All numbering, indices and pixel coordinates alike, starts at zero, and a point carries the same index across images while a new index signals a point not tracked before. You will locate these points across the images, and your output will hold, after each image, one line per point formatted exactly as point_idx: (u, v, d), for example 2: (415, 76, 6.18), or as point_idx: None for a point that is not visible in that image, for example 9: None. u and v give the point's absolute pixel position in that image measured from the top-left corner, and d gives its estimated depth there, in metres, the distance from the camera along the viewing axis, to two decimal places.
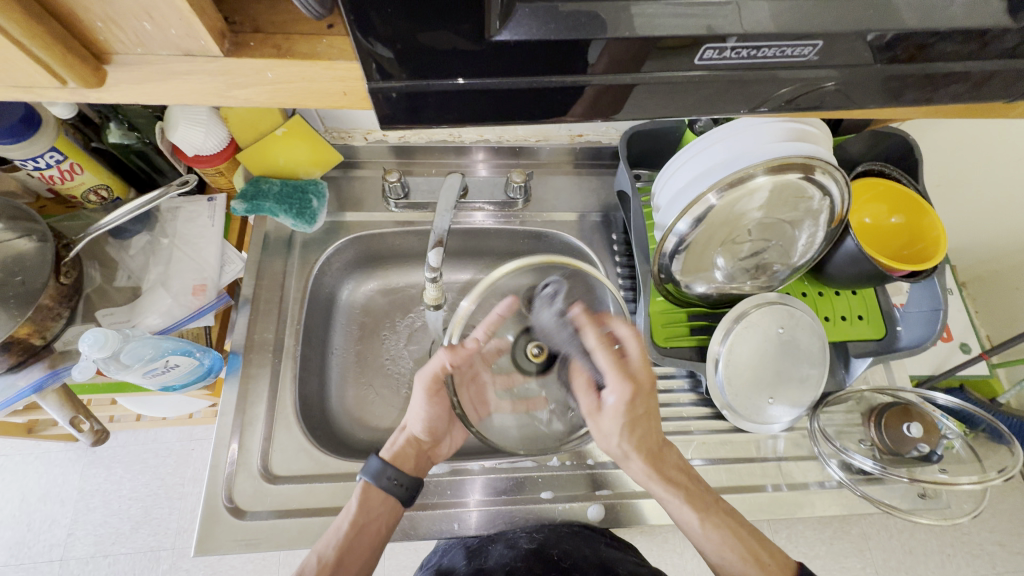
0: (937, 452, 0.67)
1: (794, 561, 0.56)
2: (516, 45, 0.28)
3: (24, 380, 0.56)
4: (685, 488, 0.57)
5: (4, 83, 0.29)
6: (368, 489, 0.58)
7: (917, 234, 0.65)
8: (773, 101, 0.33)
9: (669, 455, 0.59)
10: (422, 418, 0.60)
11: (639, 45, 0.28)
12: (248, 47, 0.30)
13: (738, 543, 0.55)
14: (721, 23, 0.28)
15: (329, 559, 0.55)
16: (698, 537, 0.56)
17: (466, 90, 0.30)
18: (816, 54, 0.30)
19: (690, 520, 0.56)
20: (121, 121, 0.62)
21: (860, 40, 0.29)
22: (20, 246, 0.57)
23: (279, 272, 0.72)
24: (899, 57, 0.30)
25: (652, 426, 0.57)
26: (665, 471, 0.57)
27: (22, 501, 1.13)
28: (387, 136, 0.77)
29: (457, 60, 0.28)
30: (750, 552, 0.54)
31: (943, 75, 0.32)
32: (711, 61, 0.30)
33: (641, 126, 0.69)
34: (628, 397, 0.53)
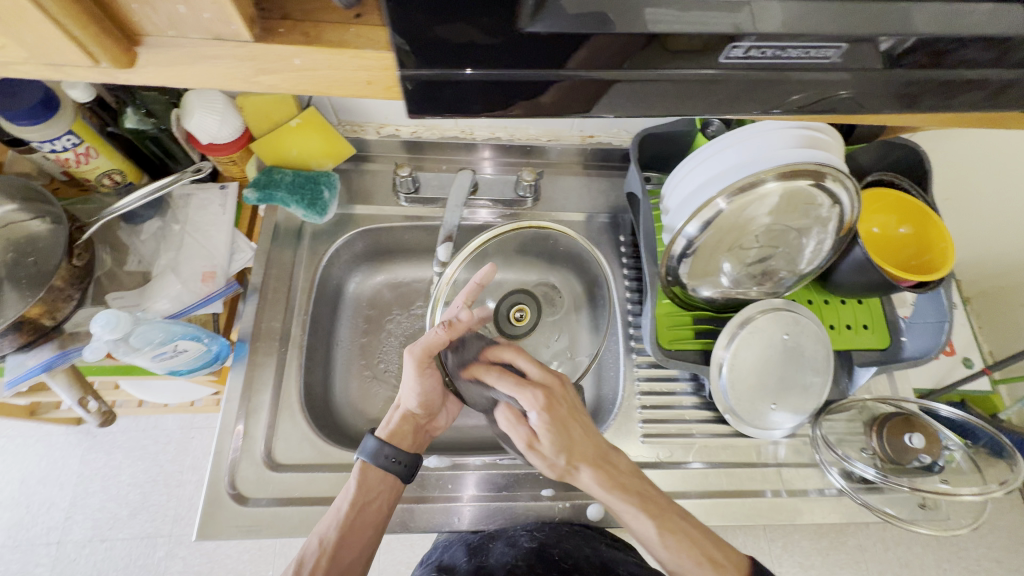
0: (938, 463, 0.67)
1: (743, 555, 0.56)
2: (545, 37, 0.28)
3: (34, 359, 0.57)
4: (639, 494, 0.56)
5: (35, 62, 0.30)
6: (367, 468, 0.58)
7: (925, 244, 0.65)
8: (791, 103, 0.34)
9: (616, 460, 0.58)
10: (415, 393, 0.60)
11: (663, 41, 0.29)
12: (276, 33, 0.31)
13: (694, 549, 0.54)
14: (746, 23, 0.28)
15: (331, 542, 0.55)
16: (656, 548, 0.54)
17: (489, 83, 0.30)
18: (838, 57, 0.30)
19: (648, 529, 0.54)
20: (139, 106, 0.63)
21: (883, 43, 0.29)
22: (34, 227, 0.62)
23: (288, 262, 0.73)
24: (921, 62, 0.31)
25: (589, 433, 0.57)
26: (617, 481, 0.56)
27: (21, 483, 1.13)
28: (400, 130, 0.78)
29: (482, 53, 0.29)
30: (706, 556, 0.54)
31: (963, 82, 0.32)
32: (734, 60, 0.30)
33: (653, 128, 0.69)
34: (543, 406, 0.54)
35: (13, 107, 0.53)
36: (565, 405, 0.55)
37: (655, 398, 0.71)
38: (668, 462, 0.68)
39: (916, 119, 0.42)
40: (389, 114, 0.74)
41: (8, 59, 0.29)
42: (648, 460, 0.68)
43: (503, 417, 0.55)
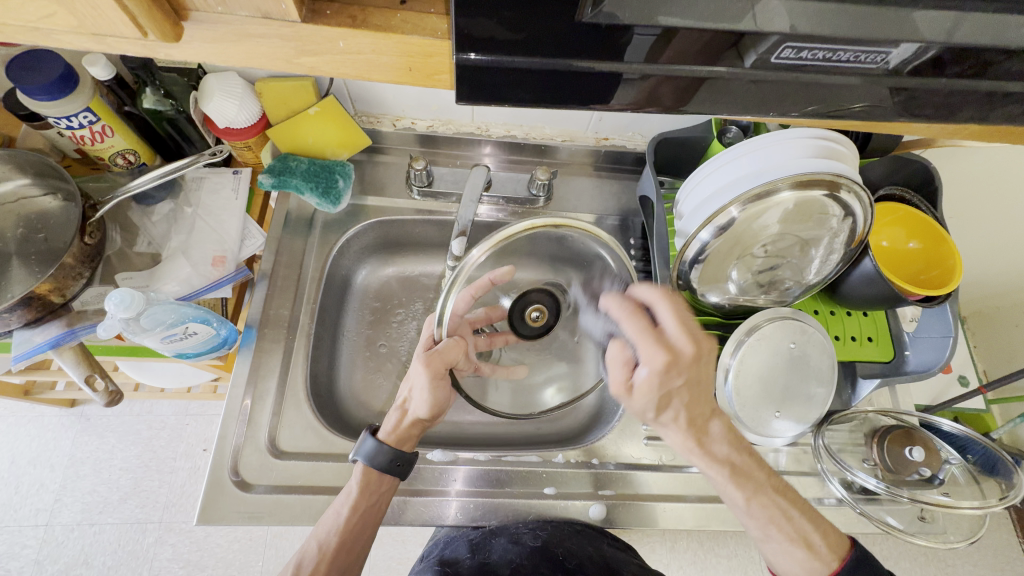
0: (938, 476, 0.67)
1: (844, 537, 0.53)
2: (599, 28, 0.28)
3: (41, 336, 0.56)
4: (731, 464, 0.54)
5: (79, 30, 0.29)
6: (369, 471, 0.57)
7: (934, 260, 0.66)
8: (828, 105, 0.34)
9: (714, 428, 0.55)
10: (424, 402, 0.59)
11: (709, 37, 0.29)
12: (323, 15, 0.32)
13: (788, 525, 0.53)
14: (800, 22, 0.29)
15: (331, 545, 0.55)
16: (740, 511, 0.54)
17: (527, 71, 0.31)
18: (884, 60, 0.30)
19: (735, 496, 0.54)
20: (158, 87, 0.62)
21: (934, 52, 0.30)
22: (46, 203, 0.61)
23: (299, 250, 0.72)
24: (965, 72, 0.31)
25: (699, 399, 0.53)
26: (706, 446, 0.55)
27: (11, 464, 1.12)
28: (416, 124, 0.77)
29: (537, 37, 0.29)
30: (799, 533, 0.52)
31: (1003, 94, 0.32)
32: (782, 60, 0.31)
33: (670, 133, 0.70)
34: (660, 367, 0.50)
35: (33, 81, 0.52)
36: (683, 375, 0.51)
37: None
38: (670, 465, 0.69)
39: (941, 129, 0.43)
40: (406, 107, 0.74)
41: (51, 27, 0.29)
42: (650, 462, 0.68)
43: (611, 353, 0.53)
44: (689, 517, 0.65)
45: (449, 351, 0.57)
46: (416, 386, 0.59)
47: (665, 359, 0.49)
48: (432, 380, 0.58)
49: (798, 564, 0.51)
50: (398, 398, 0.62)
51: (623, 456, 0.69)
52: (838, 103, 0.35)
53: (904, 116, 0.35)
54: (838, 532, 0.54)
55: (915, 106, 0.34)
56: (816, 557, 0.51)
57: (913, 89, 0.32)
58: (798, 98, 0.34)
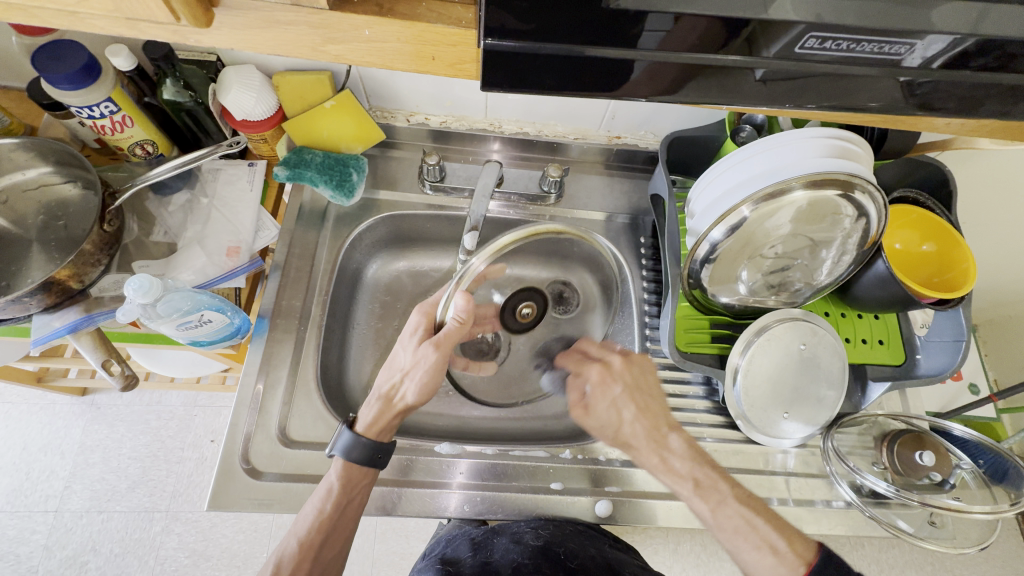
0: (949, 481, 0.67)
1: (811, 541, 0.52)
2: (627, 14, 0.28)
3: (59, 321, 0.57)
4: (692, 477, 0.56)
5: (112, 13, 0.30)
6: (349, 466, 0.56)
7: (949, 262, 0.65)
8: (845, 96, 0.34)
9: (675, 442, 0.59)
10: (419, 384, 0.58)
11: (731, 25, 0.29)
12: (350, 3, 0.33)
13: (752, 532, 0.52)
14: (823, 13, 0.29)
15: (312, 542, 0.55)
16: (709, 526, 0.55)
17: (553, 58, 0.31)
18: (905, 53, 0.31)
19: (699, 508, 0.55)
20: (178, 79, 0.62)
21: (956, 44, 0.30)
22: (65, 191, 0.62)
23: (312, 243, 0.73)
24: (988, 65, 0.31)
25: (648, 412, 0.60)
26: (669, 463, 0.57)
27: (23, 450, 1.13)
28: (429, 119, 0.78)
29: (560, 22, 0.29)
30: (765, 540, 0.52)
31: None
32: (808, 50, 0.31)
33: (683, 132, 0.70)
34: (597, 379, 0.60)
35: (57, 70, 0.53)
36: (619, 383, 0.60)
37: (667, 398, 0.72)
38: None
39: (960, 126, 0.43)
40: (420, 103, 0.75)
41: (87, 11, 0.30)
42: None
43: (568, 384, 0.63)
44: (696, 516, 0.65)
45: (455, 334, 0.56)
46: (412, 371, 0.58)
47: (599, 370, 0.60)
48: (436, 363, 0.57)
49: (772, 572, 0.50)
50: (380, 386, 0.60)
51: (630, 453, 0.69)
52: (858, 98, 0.35)
53: (924, 109, 0.35)
54: (806, 538, 0.52)
55: (936, 99, 0.34)
56: (782, 562, 0.50)
57: (935, 81, 0.33)
58: (817, 91, 0.34)
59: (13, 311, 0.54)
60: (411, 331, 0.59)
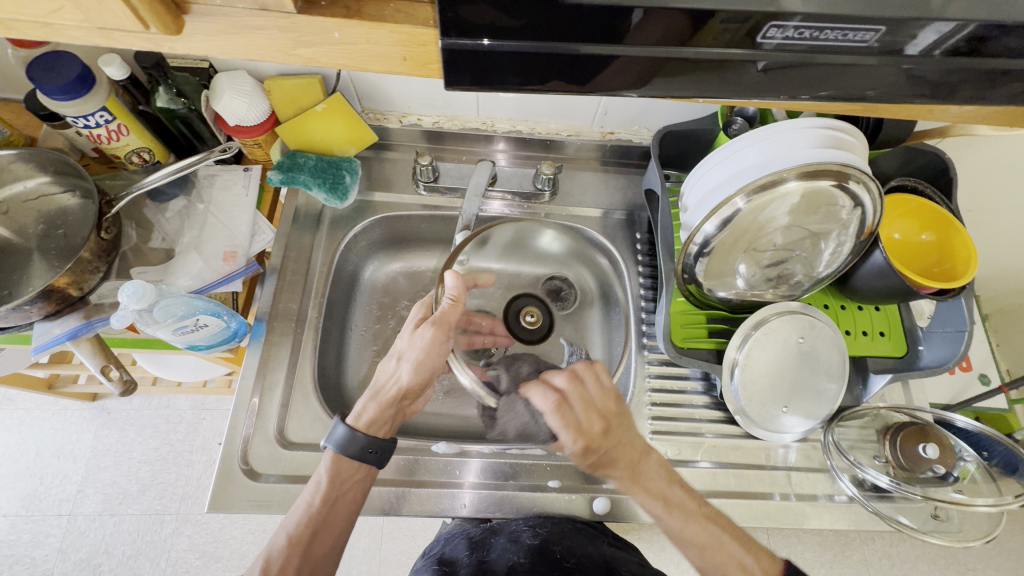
0: (952, 474, 0.66)
1: (779, 562, 0.52)
2: (588, 10, 0.29)
3: (59, 328, 0.58)
4: (663, 497, 0.53)
5: (83, 24, 0.30)
6: (340, 459, 0.57)
7: (948, 251, 0.64)
8: (820, 84, 0.34)
9: (647, 467, 0.54)
10: (413, 365, 0.59)
11: (697, 17, 0.29)
12: (320, 7, 0.33)
13: (719, 555, 0.51)
14: (790, 3, 0.28)
15: (302, 536, 0.54)
16: (678, 545, 0.53)
17: (519, 54, 0.31)
18: (877, 40, 0.30)
19: (666, 527, 0.53)
20: (170, 87, 0.63)
21: (923, 32, 0.30)
22: (65, 200, 0.63)
23: (307, 246, 0.74)
24: (962, 50, 0.31)
25: (623, 444, 0.54)
26: (641, 483, 0.54)
27: (36, 455, 1.15)
28: (422, 120, 0.78)
29: (518, 24, 0.29)
30: (731, 560, 0.51)
31: (1001, 72, 0.32)
32: (771, 40, 0.31)
33: (675, 126, 0.70)
34: (581, 449, 0.52)
35: (50, 82, 0.54)
36: (600, 437, 0.52)
37: (665, 394, 0.71)
38: (676, 459, 0.68)
39: (945, 113, 0.42)
40: (412, 103, 0.75)
41: (59, 23, 0.30)
42: None
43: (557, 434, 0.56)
44: None
45: (450, 315, 0.56)
46: (407, 354, 0.59)
47: (581, 441, 0.52)
48: (434, 343, 0.58)
49: None
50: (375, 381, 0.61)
51: None
52: (841, 87, 0.34)
53: (903, 95, 0.35)
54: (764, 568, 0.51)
55: (914, 85, 0.34)
56: None
57: (909, 68, 0.32)
58: (792, 81, 0.34)
59: (14, 319, 0.55)
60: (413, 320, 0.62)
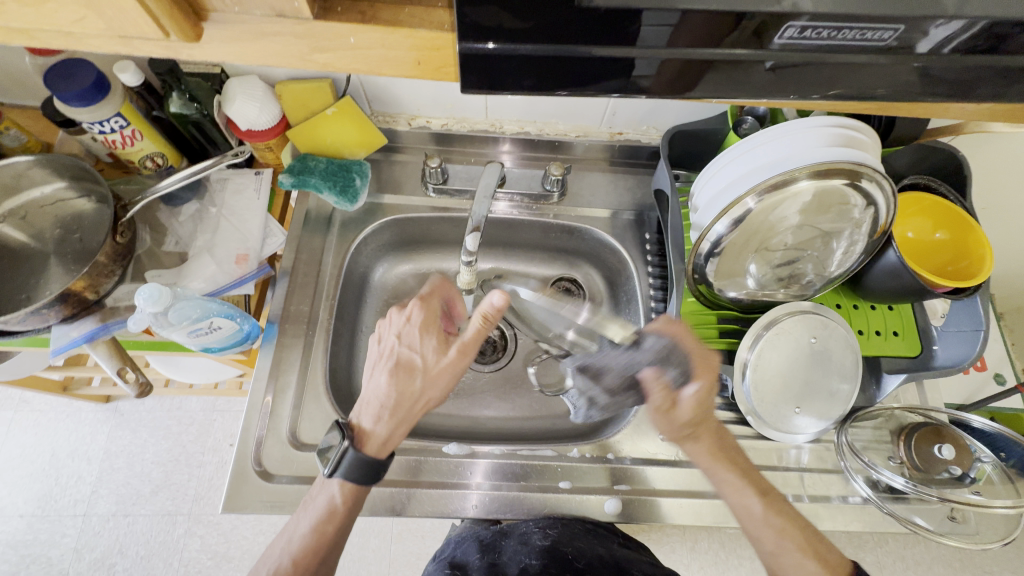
0: (969, 475, 0.65)
1: (845, 559, 0.54)
2: (599, 13, 0.29)
3: (76, 331, 0.59)
4: (744, 473, 0.56)
5: (104, 33, 0.31)
6: (351, 487, 0.55)
7: (964, 250, 0.63)
8: (835, 87, 0.34)
9: (728, 440, 0.58)
10: (442, 384, 0.59)
11: (706, 20, 0.29)
12: (334, 12, 0.33)
13: (799, 537, 0.53)
14: (802, 3, 0.28)
15: (307, 565, 0.53)
16: (756, 524, 0.53)
17: (530, 58, 0.31)
18: (894, 39, 0.30)
19: (747, 500, 0.54)
20: (183, 91, 0.64)
21: (939, 31, 0.30)
22: (80, 205, 0.64)
23: (318, 248, 0.74)
24: (978, 48, 0.31)
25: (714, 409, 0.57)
26: (724, 453, 0.57)
27: (51, 456, 1.17)
28: (431, 122, 0.78)
29: (527, 30, 0.30)
30: (808, 544, 0.53)
31: (1019, 70, 0.32)
32: (784, 40, 0.30)
33: (685, 125, 0.69)
34: (705, 388, 0.54)
35: (67, 89, 0.55)
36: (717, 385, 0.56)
37: None
38: (687, 460, 0.68)
39: (960, 111, 0.42)
40: (421, 106, 0.75)
41: (81, 32, 0.31)
42: (667, 458, 0.68)
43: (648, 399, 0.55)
44: (707, 514, 0.64)
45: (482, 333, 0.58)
46: (436, 380, 0.59)
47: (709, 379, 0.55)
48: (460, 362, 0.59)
49: None
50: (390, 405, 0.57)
51: (639, 450, 0.68)
52: (855, 86, 0.34)
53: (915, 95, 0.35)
54: (838, 556, 0.53)
55: (930, 84, 0.33)
56: (826, 568, 0.51)
57: (924, 67, 0.32)
58: (805, 81, 0.34)
59: (33, 322, 0.56)
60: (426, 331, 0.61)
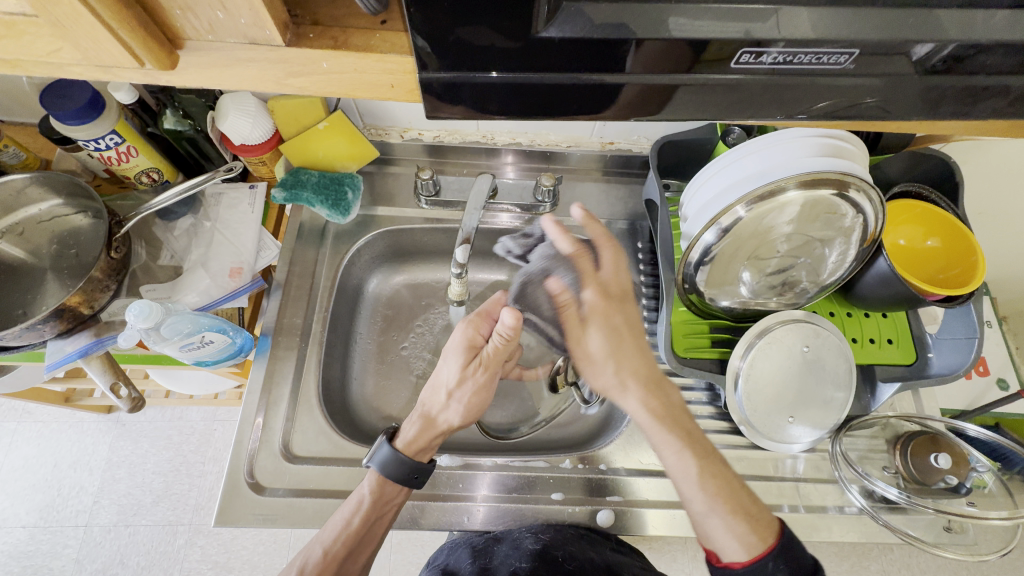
0: (965, 485, 0.64)
1: (777, 517, 0.50)
2: (562, 42, 0.29)
3: (71, 346, 0.60)
4: (686, 431, 0.53)
5: (85, 62, 0.32)
6: (384, 482, 0.57)
7: (956, 257, 0.63)
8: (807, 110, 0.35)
9: (670, 393, 0.55)
10: (464, 407, 0.61)
11: (667, 45, 0.30)
12: (307, 38, 0.34)
13: (732, 496, 0.49)
14: (762, 28, 0.29)
15: (336, 554, 0.54)
16: (691, 484, 0.50)
17: (498, 84, 0.32)
18: (853, 62, 0.31)
19: (686, 465, 0.51)
20: (177, 108, 0.66)
21: (900, 51, 0.30)
22: (77, 221, 0.65)
23: (311, 261, 0.75)
24: (940, 69, 0.31)
25: (645, 355, 0.56)
26: (665, 405, 0.54)
27: (54, 467, 1.18)
28: (422, 134, 0.79)
29: (494, 55, 0.30)
30: (739, 506, 0.49)
31: (984, 88, 0.32)
32: (749, 64, 0.31)
33: (674, 135, 0.70)
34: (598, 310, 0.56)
35: (61, 108, 0.56)
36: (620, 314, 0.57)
37: None
38: None
39: (937, 127, 0.42)
40: (413, 119, 0.76)
41: (61, 61, 0.32)
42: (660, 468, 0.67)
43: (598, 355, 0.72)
44: None
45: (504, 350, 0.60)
46: (457, 393, 0.61)
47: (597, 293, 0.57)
48: (482, 384, 0.62)
49: (738, 539, 0.48)
50: (421, 407, 0.62)
51: (632, 461, 0.68)
52: (828, 103, 0.34)
53: (884, 113, 0.35)
54: (770, 515, 0.50)
55: (898, 102, 0.34)
56: (754, 530, 0.48)
57: (892, 85, 0.32)
58: (776, 101, 0.34)
59: (29, 338, 0.57)
60: (455, 349, 0.62)
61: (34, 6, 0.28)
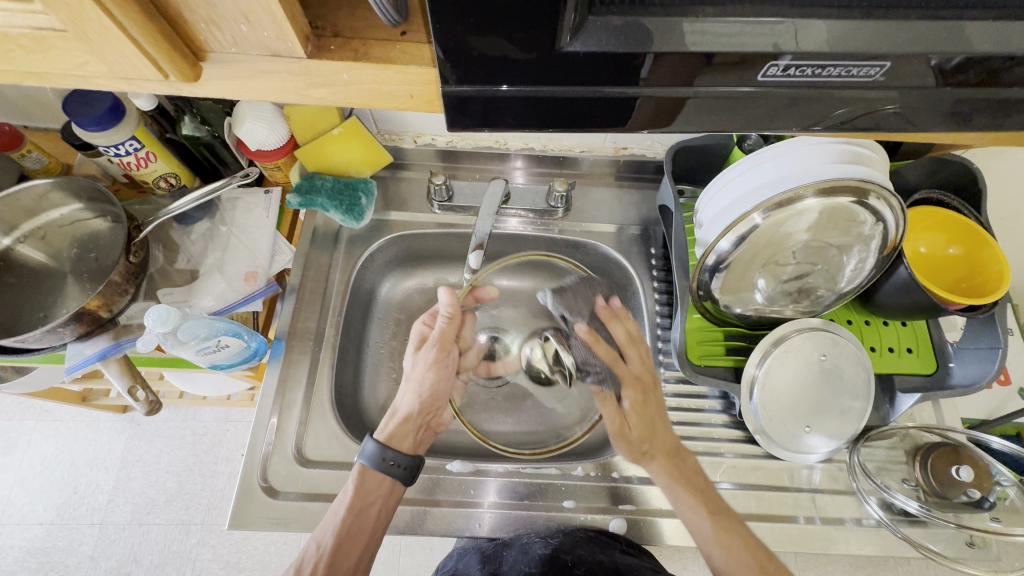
0: (988, 499, 0.62)
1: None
2: (582, 56, 0.30)
3: (90, 349, 0.61)
4: (701, 491, 0.59)
5: (111, 74, 0.33)
6: (365, 472, 0.58)
7: (978, 266, 0.62)
8: (827, 120, 0.34)
9: (686, 458, 0.62)
10: (419, 386, 0.62)
11: (685, 58, 0.30)
12: (328, 50, 0.34)
13: (745, 553, 0.56)
14: (786, 40, 0.29)
15: (329, 546, 0.55)
16: (708, 543, 0.57)
17: (514, 97, 0.32)
18: (883, 74, 0.31)
19: (702, 523, 0.57)
20: (195, 114, 0.67)
21: (926, 63, 0.30)
22: (95, 225, 0.66)
23: (325, 265, 0.75)
24: (969, 80, 0.31)
25: (665, 429, 0.61)
26: (683, 471, 0.60)
27: (70, 465, 1.19)
28: (435, 140, 0.80)
29: (512, 67, 0.30)
30: (754, 562, 0.55)
31: (1012, 101, 0.32)
32: (770, 77, 0.31)
33: (690, 140, 0.69)
34: (637, 398, 0.60)
35: (84, 114, 0.57)
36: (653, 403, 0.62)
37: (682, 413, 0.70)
38: None
39: (964, 138, 0.41)
40: (426, 124, 0.77)
41: (87, 73, 0.33)
42: None
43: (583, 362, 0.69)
44: None
45: (448, 329, 0.62)
46: (412, 374, 0.63)
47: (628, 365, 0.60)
48: (437, 362, 0.64)
49: None
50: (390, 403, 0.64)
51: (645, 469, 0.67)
52: (849, 113, 0.34)
53: (909, 123, 0.34)
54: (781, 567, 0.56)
55: (922, 113, 0.33)
56: None
57: (919, 95, 0.32)
58: (795, 111, 0.34)
59: (50, 340, 0.58)
60: (416, 341, 0.66)
61: (61, 20, 0.28)
